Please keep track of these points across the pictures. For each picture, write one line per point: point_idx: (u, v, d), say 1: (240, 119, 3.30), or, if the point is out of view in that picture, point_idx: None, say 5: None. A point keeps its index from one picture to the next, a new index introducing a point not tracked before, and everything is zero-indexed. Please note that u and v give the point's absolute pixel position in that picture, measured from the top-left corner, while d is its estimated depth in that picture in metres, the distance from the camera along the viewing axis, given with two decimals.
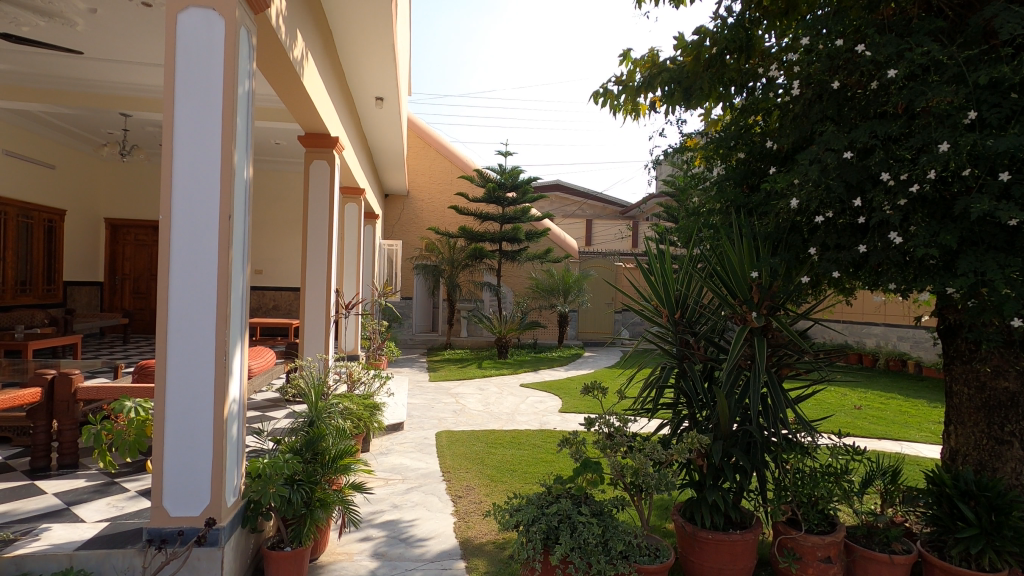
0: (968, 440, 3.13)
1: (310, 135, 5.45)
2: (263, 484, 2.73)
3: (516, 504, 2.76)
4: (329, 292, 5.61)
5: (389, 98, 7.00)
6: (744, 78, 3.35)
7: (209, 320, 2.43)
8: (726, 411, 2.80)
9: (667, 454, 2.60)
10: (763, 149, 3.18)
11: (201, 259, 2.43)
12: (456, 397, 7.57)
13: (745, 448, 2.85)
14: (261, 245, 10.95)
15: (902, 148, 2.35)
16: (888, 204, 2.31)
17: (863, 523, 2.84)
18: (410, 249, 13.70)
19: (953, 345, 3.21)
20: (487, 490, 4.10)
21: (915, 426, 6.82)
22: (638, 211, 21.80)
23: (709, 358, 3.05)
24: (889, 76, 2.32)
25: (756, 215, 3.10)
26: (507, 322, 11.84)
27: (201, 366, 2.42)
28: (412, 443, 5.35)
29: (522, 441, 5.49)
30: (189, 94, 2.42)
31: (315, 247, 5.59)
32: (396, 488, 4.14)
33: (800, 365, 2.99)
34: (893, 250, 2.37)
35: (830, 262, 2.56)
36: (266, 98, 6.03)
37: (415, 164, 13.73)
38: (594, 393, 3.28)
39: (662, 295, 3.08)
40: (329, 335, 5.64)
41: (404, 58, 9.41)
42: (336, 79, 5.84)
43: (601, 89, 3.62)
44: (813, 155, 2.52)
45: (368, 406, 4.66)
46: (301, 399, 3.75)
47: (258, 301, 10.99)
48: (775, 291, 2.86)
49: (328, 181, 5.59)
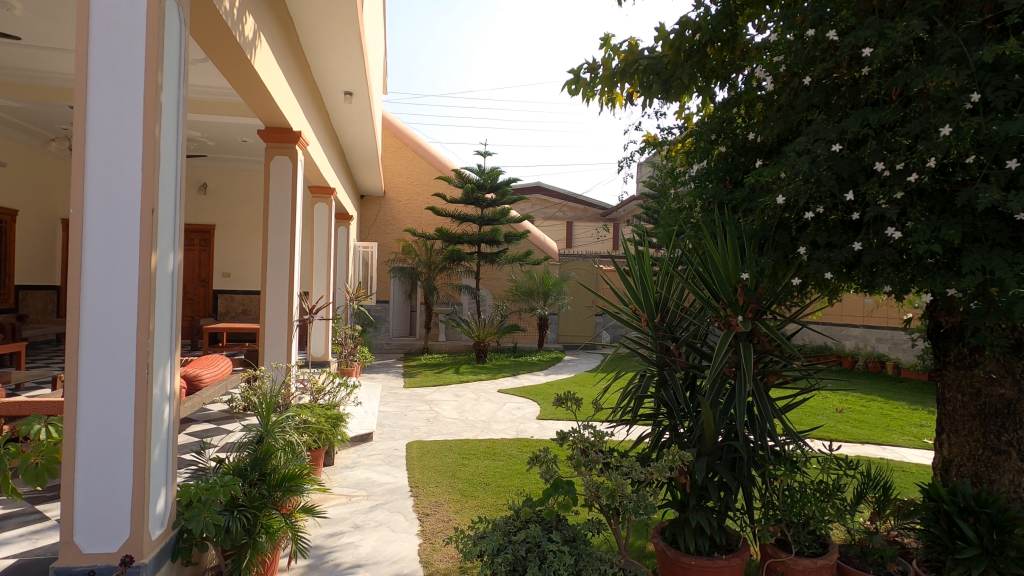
0: (962, 450, 2.98)
1: (271, 129, 5.17)
2: (197, 510, 2.44)
3: (481, 529, 2.51)
4: (292, 296, 5.27)
5: (359, 92, 6.70)
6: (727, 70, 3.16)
7: (129, 328, 2.13)
8: (711, 423, 2.59)
9: (648, 473, 2.35)
10: (746, 141, 2.96)
11: (120, 259, 2.13)
12: (430, 405, 7.27)
13: (730, 463, 2.64)
14: (229, 247, 10.55)
15: (898, 136, 2.12)
16: (885, 198, 2.10)
17: (856, 542, 2.64)
18: (387, 252, 13.36)
19: (945, 349, 3.06)
20: (456, 507, 3.84)
21: (897, 430, 6.72)
22: (619, 214, 21.78)
23: (690, 365, 2.86)
24: (867, 57, 2.04)
25: (740, 211, 2.87)
26: (486, 326, 11.57)
27: (120, 381, 2.13)
28: (380, 455, 5.05)
29: (497, 451, 5.24)
30: (104, 72, 2.12)
31: (276, 249, 5.26)
32: (360, 506, 3.85)
33: (787, 372, 2.79)
34: (890, 249, 2.16)
35: (822, 263, 2.34)
36: (225, 91, 5.72)
37: (391, 164, 13.41)
38: (568, 404, 3.03)
39: (641, 299, 2.88)
40: (292, 341, 5.30)
41: (376, 54, 9.09)
42: (300, 70, 5.53)
43: (574, 78, 3.38)
44: (801, 147, 2.32)
45: (331, 417, 4.36)
46: (253, 413, 3.44)
47: (225, 305, 10.58)
48: (760, 293, 2.66)
49: (291, 177, 5.27)
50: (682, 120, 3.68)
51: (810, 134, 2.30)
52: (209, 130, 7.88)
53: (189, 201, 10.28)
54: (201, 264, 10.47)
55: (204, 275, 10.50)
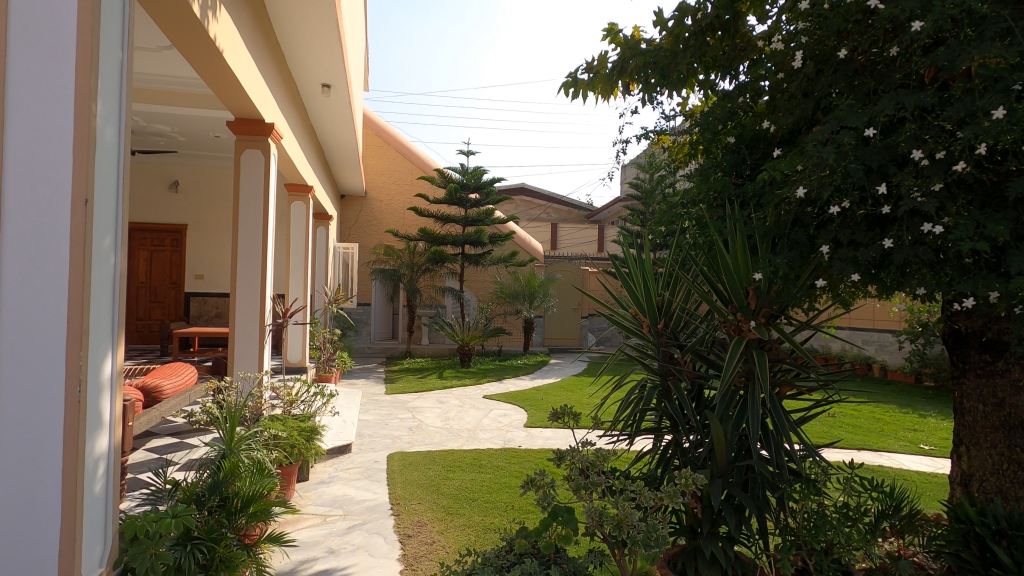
0: (984, 464, 2.79)
1: (242, 121, 4.84)
2: (144, 546, 2.15)
3: (469, 564, 2.25)
4: (264, 300, 4.92)
5: (338, 85, 6.39)
6: (730, 59, 2.93)
7: (56, 337, 1.82)
8: (722, 440, 2.36)
9: (660, 499, 2.09)
10: (757, 132, 2.72)
11: (44, 255, 1.81)
12: (413, 413, 6.96)
13: (743, 484, 2.42)
14: (202, 248, 10.10)
15: (939, 121, 1.89)
16: (920, 191, 1.88)
17: (878, 568, 2.42)
18: (367, 253, 12.99)
19: (964, 355, 2.87)
20: (440, 528, 3.57)
21: (892, 435, 6.57)
22: (604, 216, 21.63)
23: (697, 375, 2.63)
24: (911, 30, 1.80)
25: (751, 206, 2.62)
26: (470, 329, 11.26)
27: (44, 400, 1.81)
28: (359, 469, 4.74)
29: (483, 463, 4.97)
30: (27, 33, 1.80)
31: (247, 250, 4.91)
32: (335, 528, 3.55)
33: (801, 383, 2.58)
34: (926, 247, 1.93)
35: (848, 263, 2.09)
36: (190, 82, 5.37)
37: (372, 164, 13.04)
38: (564, 418, 2.77)
39: (643, 303, 2.64)
40: (264, 348, 4.97)
41: (358, 49, 8.78)
42: (273, 60, 5.20)
43: (571, 79, 3.12)
44: (822, 137, 2.07)
45: (304, 430, 4.04)
46: (214, 428, 3.12)
47: (198, 309, 10.13)
48: (773, 296, 2.44)
49: (262, 173, 4.94)
50: (682, 114, 3.41)
51: (832, 120, 2.06)
52: (178, 123, 7.50)
53: (160, 200, 9.86)
54: (172, 264, 10.05)
55: (176, 276, 10.08)
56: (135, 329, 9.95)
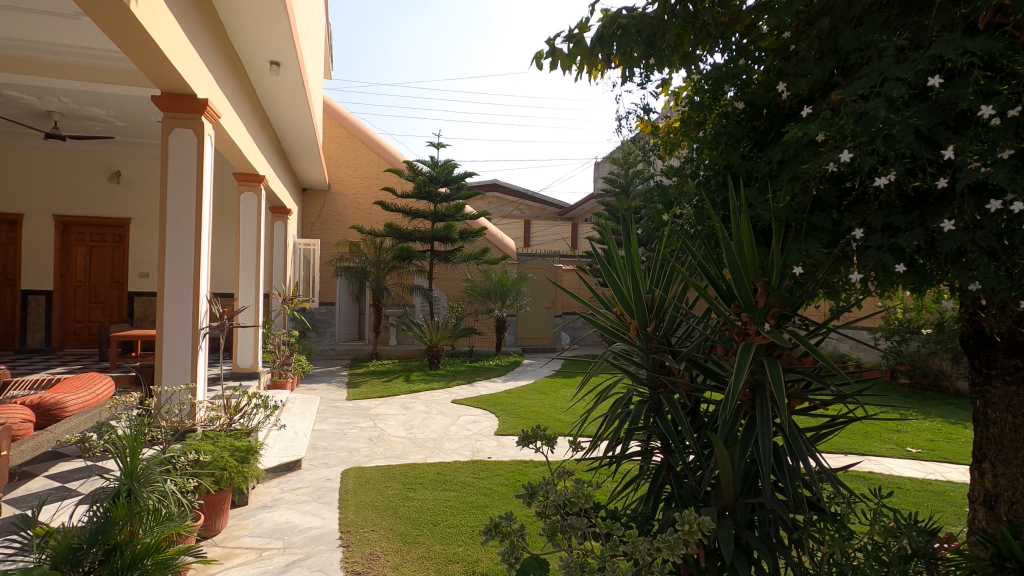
0: (1014, 483, 2.44)
1: (171, 96, 4.24)
2: None
3: None
4: (198, 298, 4.35)
5: (288, 63, 5.80)
6: (719, 30, 2.44)
7: None
8: (729, 468, 1.93)
9: (656, 551, 1.65)
10: (768, 96, 2.26)
11: None
12: (375, 421, 6.44)
13: (753, 521, 2.01)
14: (148, 243, 9.38)
15: (1015, 68, 1.50)
16: (984, 160, 1.49)
17: None
18: (331, 250, 12.34)
19: (988, 359, 2.51)
20: (395, 561, 3.08)
21: (877, 438, 6.29)
22: (578, 214, 21.43)
23: (695, 388, 2.21)
24: None
25: (758, 185, 2.18)
26: (439, 329, 10.66)
27: None
28: (307, 490, 4.21)
29: (449, 479, 4.49)
30: None
31: (177, 243, 4.32)
32: (271, 565, 3.03)
33: (816, 395, 2.18)
34: (987, 231, 1.55)
35: (885, 252, 1.68)
36: (113, 55, 4.74)
37: (336, 156, 12.40)
38: (534, 440, 2.30)
39: (631, 303, 2.20)
40: (199, 355, 4.38)
41: (315, 30, 8.15)
42: (210, 29, 4.61)
43: (546, 48, 2.69)
44: (860, 92, 1.66)
45: (238, 450, 3.49)
46: (110, 456, 2.58)
47: (143, 309, 9.39)
48: (786, 294, 2.02)
49: (195, 154, 4.35)
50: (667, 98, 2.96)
51: (872, 73, 1.66)
52: (114, 107, 6.88)
53: (99, 191, 9.09)
54: (114, 262, 9.30)
55: (118, 275, 9.33)
56: (73, 332, 9.11)
